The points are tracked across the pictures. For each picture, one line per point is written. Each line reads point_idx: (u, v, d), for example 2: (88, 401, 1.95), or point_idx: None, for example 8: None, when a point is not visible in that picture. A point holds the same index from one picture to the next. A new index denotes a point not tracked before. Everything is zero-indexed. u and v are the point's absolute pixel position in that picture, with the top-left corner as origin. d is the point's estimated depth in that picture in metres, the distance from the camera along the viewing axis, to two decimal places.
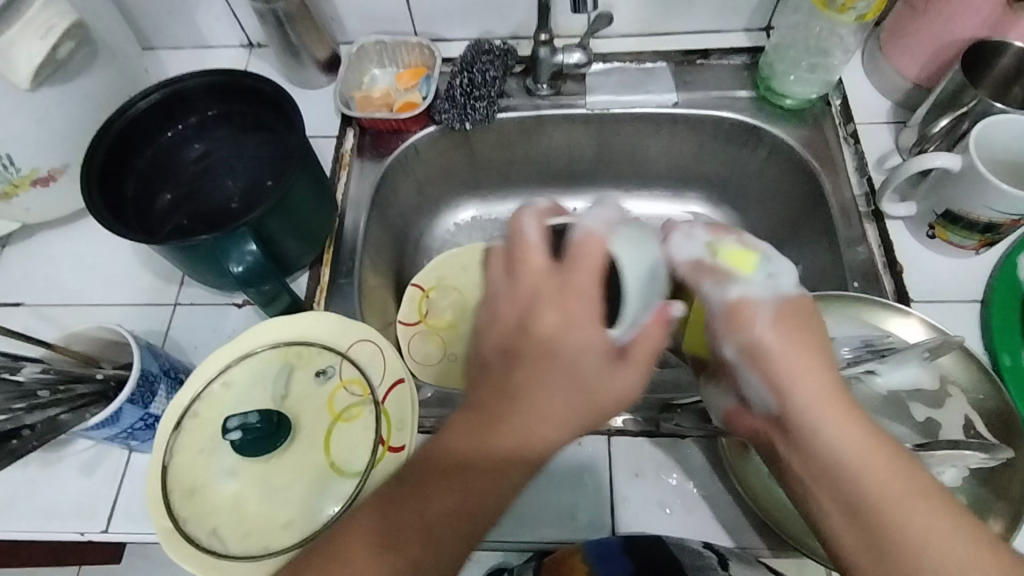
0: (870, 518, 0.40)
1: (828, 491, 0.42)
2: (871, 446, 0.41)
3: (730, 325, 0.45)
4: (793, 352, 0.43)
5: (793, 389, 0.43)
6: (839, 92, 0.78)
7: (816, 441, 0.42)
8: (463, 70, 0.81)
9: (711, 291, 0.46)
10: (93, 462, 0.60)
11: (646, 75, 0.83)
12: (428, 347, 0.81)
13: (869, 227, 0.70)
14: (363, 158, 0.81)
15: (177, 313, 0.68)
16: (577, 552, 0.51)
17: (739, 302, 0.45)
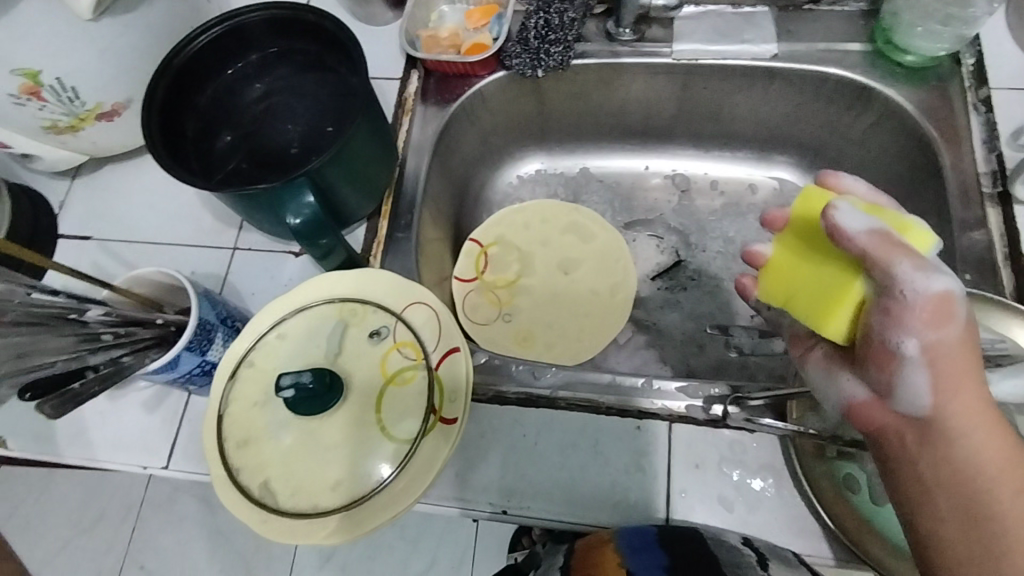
0: (992, 541, 0.36)
1: (949, 500, 0.38)
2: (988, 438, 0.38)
3: (927, 319, 0.38)
4: (963, 363, 0.39)
5: (938, 379, 0.39)
6: (972, 50, 0.68)
7: (954, 450, 0.38)
8: (539, 10, 0.74)
9: (910, 277, 0.37)
10: (152, 401, 0.61)
11: (743, 20, 0.74)
12: (484, 307, 0.80)
13: (991, 211, 0.61)
14: (426, 103, 0.76)
15: (236, 258, 0.67)
16: (611, 542, 0.49)
17: (943, 295, 0.37)
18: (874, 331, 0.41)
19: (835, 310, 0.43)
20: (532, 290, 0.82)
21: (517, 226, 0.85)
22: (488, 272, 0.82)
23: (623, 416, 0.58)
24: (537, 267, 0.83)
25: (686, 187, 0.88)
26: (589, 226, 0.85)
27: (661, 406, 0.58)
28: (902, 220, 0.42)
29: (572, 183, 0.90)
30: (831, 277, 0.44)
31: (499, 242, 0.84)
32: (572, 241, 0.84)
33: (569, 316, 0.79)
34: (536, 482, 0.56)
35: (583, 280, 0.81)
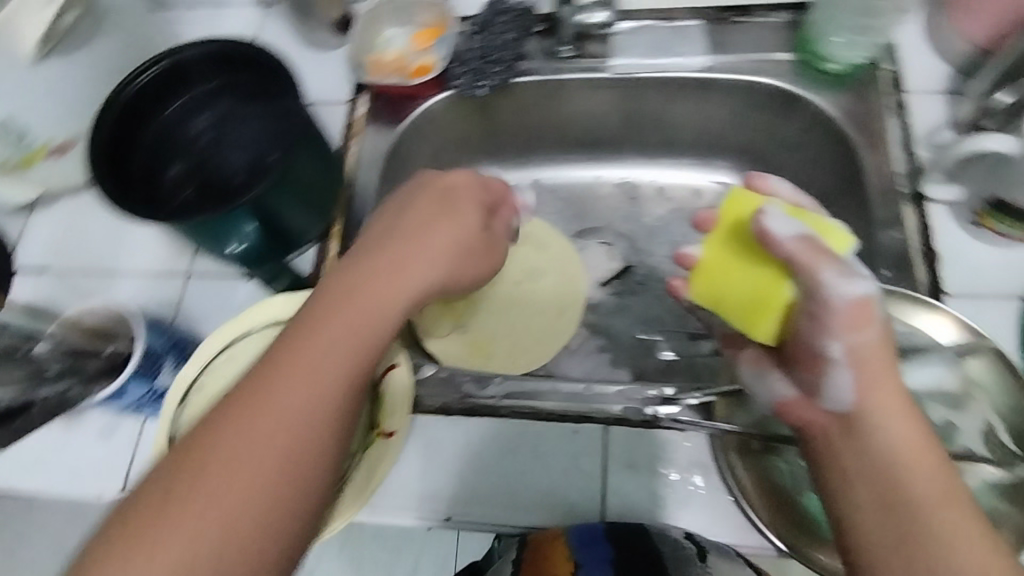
0: (908, 527, 0.38)
1: (865, 486, 0.40)
2: (914, 439, 0.40)
3: (847, 322, 0.43)
4: (879, 362, 0.43)
5: (863, 376, 0.42)
6: (891, 55, 0.70)
7: (876, 442, 0.40)
8: (480, 30, 0.77)
9: (834, 282, 0.43)
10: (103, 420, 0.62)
11: (675, 34, 0.77)
12: (441, 319, 0.81)
13: (907, 211, 0.63)
14: (375, 124, 0.78)
15: (190, 284, 0.69)
16: (560, 536, 0.52)
17: (862, 299, 0.43)
18: (805, 334, 0.46)
19: (766, 313, 0.49)
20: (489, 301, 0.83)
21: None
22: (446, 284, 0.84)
23: (563, 421, 0.60)
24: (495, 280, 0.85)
25: (636, 194, 0.91)
26: (547, 240, 0.87)
27: (598, 410, 0.61)
28: (822, 232, 0.50)
29: (525, 195, 0.93)
30: (759, 276, 0.49)
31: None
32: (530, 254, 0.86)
33: (523, 328, 0.82)
34: (479, 487, 0.58)
35: (538, 293, 0.84)
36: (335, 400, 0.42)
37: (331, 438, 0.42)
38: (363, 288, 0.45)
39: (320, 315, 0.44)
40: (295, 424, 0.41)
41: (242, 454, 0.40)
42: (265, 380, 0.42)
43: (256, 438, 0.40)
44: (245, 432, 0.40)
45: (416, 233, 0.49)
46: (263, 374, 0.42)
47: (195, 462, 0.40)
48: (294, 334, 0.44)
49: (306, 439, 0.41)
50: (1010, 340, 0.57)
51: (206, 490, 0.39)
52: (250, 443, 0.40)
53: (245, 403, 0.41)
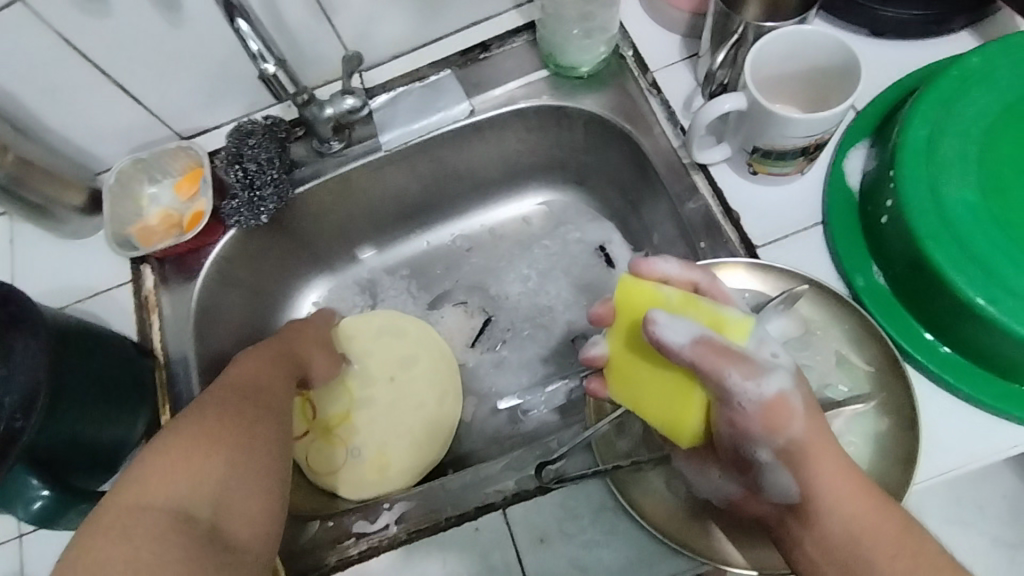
0: None
1: (836, 571, 0.42)
2: (867, 510, 0.42)
3: (764, 423, 0.41)
4: (819, 448, 0.42)
5: (806, 471, 0.42)
6: (628, 41, 0.73)
7: (834, 528, 0.42)
8: (233, 162, 0.72)
9: (740, 387, 0.41)
10: None
11: (432, 90, 0.76)
12: (326, 457, 0.73)
13: (698, 177, 0.66)
14: (170, 287, 0.73)
15: (25, 546, 0.62)
16: None
17: (773, 395, 0.41)
18: (727, 437, 0.44)
19: (684, 415, 0.46)
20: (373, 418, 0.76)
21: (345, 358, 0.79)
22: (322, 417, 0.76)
23: (462, 523, 0.56)
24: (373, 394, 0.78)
25: (470, 244, 0.90)
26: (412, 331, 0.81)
27: (494, 493, 0.58)
28: (720, 311, 0.44)
29: (366, 287, 0.89)
30: (671, 384, 0.46)
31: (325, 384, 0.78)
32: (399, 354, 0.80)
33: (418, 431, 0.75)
34: None
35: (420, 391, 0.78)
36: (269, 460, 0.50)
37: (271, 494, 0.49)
38: (266, 376, 0.57)
39: (223, 403, 0.51)
40: (237, 490, 0.47)
41: (183, 488, 0.45)
42: (211, 434, 0.48)
43: (207, 499, 0.45)
44: (192, 474, 0.45)
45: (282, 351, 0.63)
46: (193, 437, 0.47)
47: (140, 505, 0.43)
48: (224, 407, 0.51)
49: (256, 485, 0.48)
50: (826, 266, 0.59)
51: (148, 528, 0.42)
52: (203, 496, 0.45)
53: (183, 468, 0.46)
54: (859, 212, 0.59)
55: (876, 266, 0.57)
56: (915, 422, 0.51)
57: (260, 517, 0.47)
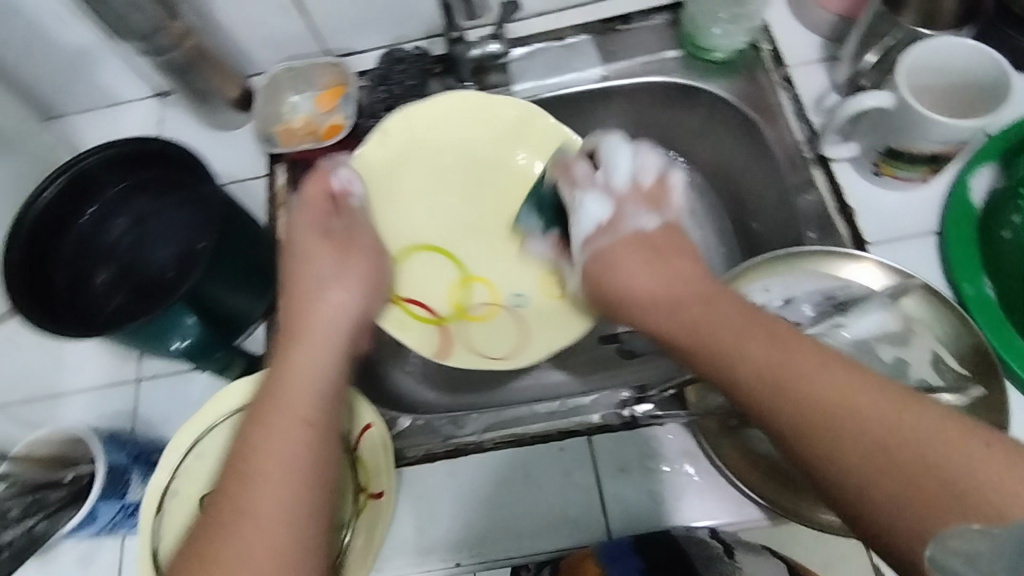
0: (840, 438, 0.38)
1: (791, 425, 0.40)
2: (801, 352, 0.42)
3: (644, 206, 0.56)
4: (712, 318, 0.46)
5: (715, 343, 0.45)
6: (767, 36, 0.76)
7: (749, 376, 0.42)
8: (379, 83, 0.78)
9: (615, 184, 0.58)
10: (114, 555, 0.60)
11: (569, 51, 0.80)
12: (488, 326, 0.70)
13: (816, 172, 0.68)
14: (298, 192, 0.76)
15: (142, 389, 0.67)
16: (590, 555, 0.52)
17: (659, 229, 0.55)
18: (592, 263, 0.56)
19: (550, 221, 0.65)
20: (488, 265, 0.73)
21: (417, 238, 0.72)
22: (453, 298, 0.71)
23: (547, 442, 0.61)
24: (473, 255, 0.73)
25: None
26: (464, 162, 0.72)
27: (579, 422, 0.61)
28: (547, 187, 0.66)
29: None
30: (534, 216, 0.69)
31: (407, 272, 0.70)
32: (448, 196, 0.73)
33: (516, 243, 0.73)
34: (482, 527, 0.58)
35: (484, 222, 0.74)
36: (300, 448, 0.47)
37: (325, 469, 0.48)
38: (302, 349, 0.54)
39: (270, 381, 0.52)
40: (269, 496, 0.45)
41: (265, 507, 0.45)
42: (247, 462, 0.46)
43: (249, 523, 0.44)
44: (267, 482, 0.45)
45: (304, 317, 0.56)
46: (232, 473, 0.46)
47: (209, 559, 0.43)
48: (257, 416, 0.49)
49: (292, 494, 0.45)
50: (936, 272, 0.63)
51: (245, 542, 0.43)
52: (251, 524, 0.44)
53: (230, 509, 0.45)
54: (975, 223, 0.62)
55: (987, 278, 0.60)
56: (1004, 428, 0.54)
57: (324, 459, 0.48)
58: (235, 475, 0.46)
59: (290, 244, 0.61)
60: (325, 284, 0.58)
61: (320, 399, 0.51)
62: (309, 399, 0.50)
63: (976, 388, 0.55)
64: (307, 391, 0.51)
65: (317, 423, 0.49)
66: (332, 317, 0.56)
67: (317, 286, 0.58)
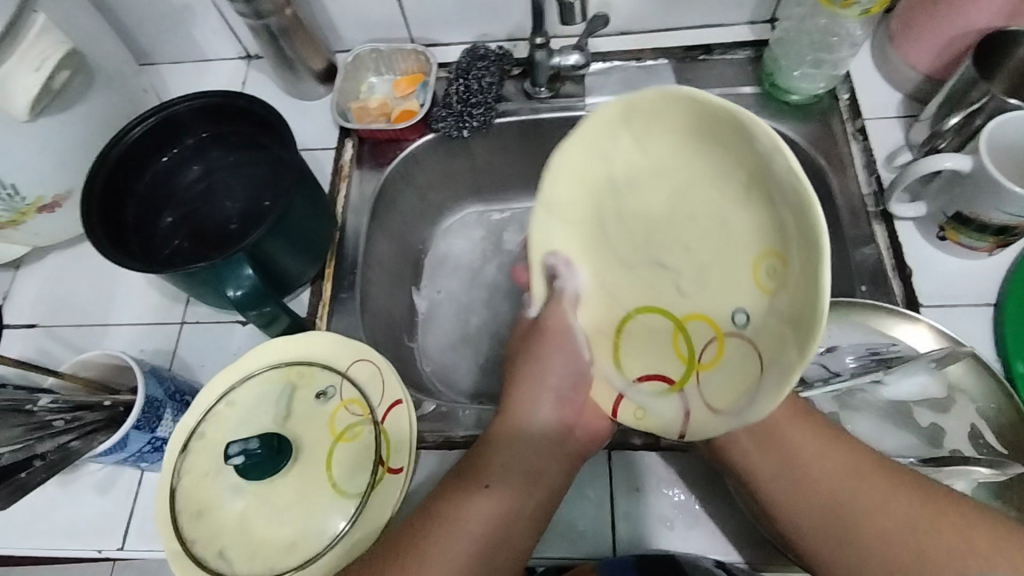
0: (848, 527, 0.48)
1: (812, 511, 0.50)
2: (872, 479, 0.48)
3: None
4: (795, 436, 0.52)
5: (784, 446, 0.52)
6: (847, 85, 0.75)
7: (812, 467, 0.51)
8: (459, 77, 0.79)
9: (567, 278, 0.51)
10: (136, 484, 0.62)
11: (646, 73, 0.81)
12: (724, 367, 0.43)
13: (878, 227, 0.68)
14: (362, 168, 0.80)
15: (184, 332, 0.69)
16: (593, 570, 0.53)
17: None
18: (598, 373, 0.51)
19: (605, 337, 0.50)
20: (681, 281, 0.45)
21: (611, 332, 0.50)
22: (681, 351, 0.46)
23: None
24: (620, 275, 0.49)
25: None
26: (599, 209, 0.48)
27: None
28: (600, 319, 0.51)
29: (502, 227, 0.95)
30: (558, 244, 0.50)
31: (628, 348, 0.49)
32: (577, 183, 0.48)
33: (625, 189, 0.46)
34: None
35: (668, 197, 0.45)
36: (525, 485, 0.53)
37: (525, 498, 0.53)
38: (504, 419, 0.57)
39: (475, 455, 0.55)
40: (460, 529, 0.49)
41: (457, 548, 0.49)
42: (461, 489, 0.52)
43: (455, 525, 0.50)
44: (459, 519, 0.50)
45: (511, 411, 0.58)
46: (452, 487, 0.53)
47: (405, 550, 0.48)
48: (479, 460, 0.54)
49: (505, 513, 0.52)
50: (987, 345, 0.61)
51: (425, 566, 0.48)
52: (453, 540, 0.49)
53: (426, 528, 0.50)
54: None
55: None
56: None
57: (516, 534, 0.51)
58: (465, 482, 0.52)
59: (521, 356, 0.59)
60: (524, 394, 0.58)
61: (537, 439, 0.56)
62: (532, 437, 0.56)
63: (1014, 465, 0.53)
64: (525, 424, 0.57)
65: (529, 470, 0.54)
66: (565, 372, 0.55)
67: (512, 387, 0.59)
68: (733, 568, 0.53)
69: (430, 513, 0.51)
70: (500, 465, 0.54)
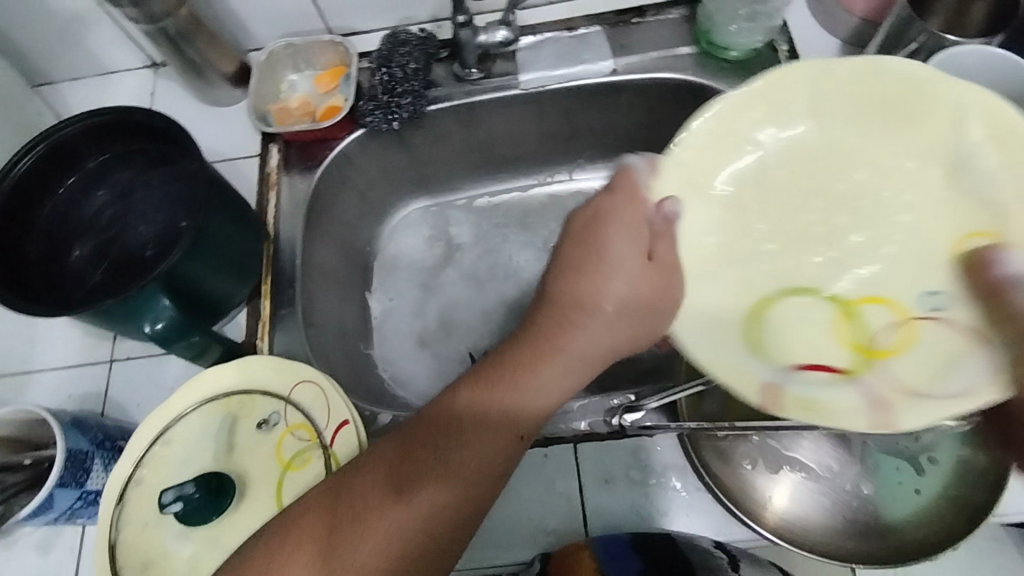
0: None
1: None
2: None
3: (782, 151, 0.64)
4: None
5: None
6: (785, 37, 0.72)
7: None
8: (381, 65, 0.74)
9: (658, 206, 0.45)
10: (79, 540, 0.58)
11: (579, 42, 0.77)
12: (921, 349, 0.42)
13: None
14: (291, 173, 0.75)
15: (114, 371, 0.64)
16: (585, 547, 0.51)
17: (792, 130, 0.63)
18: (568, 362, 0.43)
19: (755, 325, 0.45)
20: (844, 254, 0.46)
21: (745, 318, 0.45)
22: (846, 336, 0.44)
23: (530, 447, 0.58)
24: (750, 267, 0.47)
25: (568, 203, 0.91)
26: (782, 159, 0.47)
27: (564, 428, 0.59)
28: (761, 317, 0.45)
29: (451, 218, 0.92)
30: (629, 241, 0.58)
31: (770, 334, 0.44)
32: (714, 145, 0.46)
33: (821, 158, 0.47)
34: None
35: (866, 170, 0.46)
36: (498, 455, 0.41)
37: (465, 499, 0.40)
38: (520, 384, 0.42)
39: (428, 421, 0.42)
40: (388, 527, 0.38)
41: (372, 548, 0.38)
42: (419, 453, 0.41)
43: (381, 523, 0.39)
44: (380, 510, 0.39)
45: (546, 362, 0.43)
46: (385, 471, 0.40)
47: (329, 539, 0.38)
48: (459, 427, 0.41)
49: (457, 497, 0.40)
50: None
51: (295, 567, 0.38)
52: (376, 537, 0.38)
53: (354, 510, 0.39)
54: None
55: None
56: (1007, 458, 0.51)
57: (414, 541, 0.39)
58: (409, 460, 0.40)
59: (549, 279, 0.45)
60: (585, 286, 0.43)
61: (547, 414, 0.43)
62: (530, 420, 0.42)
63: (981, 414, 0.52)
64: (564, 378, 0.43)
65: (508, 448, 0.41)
66: (599, 339, 0.43)
67: (550, 344, 0.43)
68: (733, 547, 0.52)
69: (359, 486, 0.40)
70: (471, 459, 0.40)
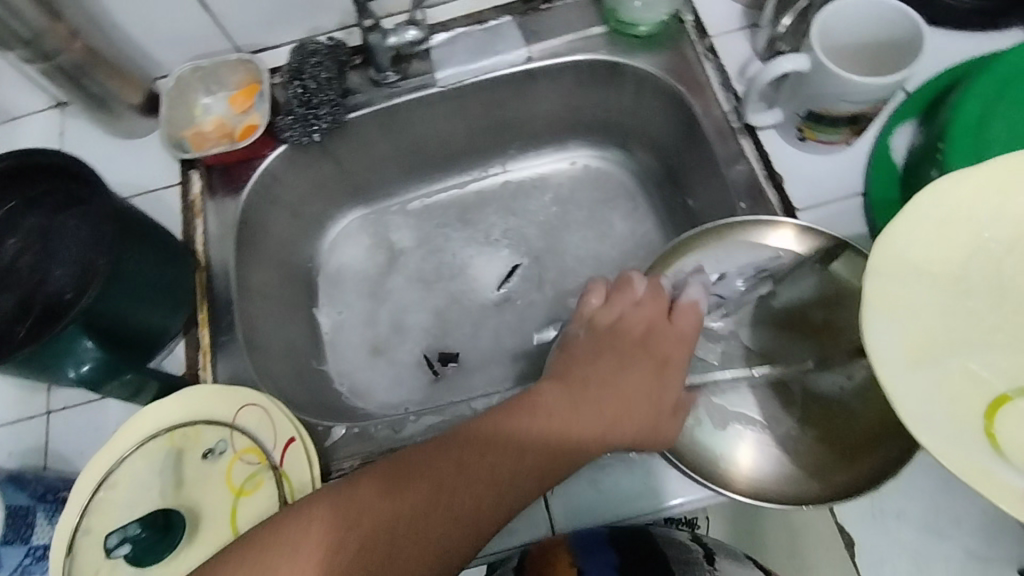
0: None
1: None
2: None
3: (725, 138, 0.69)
4: None
5: None
6: (689, 7, 0.74)
7: None
8: (293, 78, 0.73)
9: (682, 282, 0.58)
10: None
11: (491, 34, 0.78)
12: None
13: (744, 141, 0.67)
14: (216, 198, 0.74)
15: (53, 423, 0.62)
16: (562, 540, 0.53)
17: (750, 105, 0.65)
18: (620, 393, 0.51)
19: (994, 414, 0.34)
20: None
21: (981, 407, 0.34)
22: None
23: None
24: (996, 348, 0.36)
25: (505, 194, 0.91)
26: (958, 263, 0.37)
27: None
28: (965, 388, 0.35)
29: (391, 223, 0.91)
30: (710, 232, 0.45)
31: (1008, 427, 0.33)
32: (933, 228, 0.38)
33: (1012, 278, 0.37)
34: None
35: None
36: (534, 483, 0.46)
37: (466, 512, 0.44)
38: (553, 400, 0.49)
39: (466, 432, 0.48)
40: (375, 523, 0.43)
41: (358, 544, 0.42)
42: (455, 477, 0.45)
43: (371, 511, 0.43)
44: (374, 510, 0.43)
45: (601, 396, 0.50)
46: (386, 477, 0.45)
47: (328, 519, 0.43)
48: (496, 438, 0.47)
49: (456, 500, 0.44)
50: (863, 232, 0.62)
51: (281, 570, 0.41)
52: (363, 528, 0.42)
53: (349, 515, 0.43)
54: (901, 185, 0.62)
55: None
56: None
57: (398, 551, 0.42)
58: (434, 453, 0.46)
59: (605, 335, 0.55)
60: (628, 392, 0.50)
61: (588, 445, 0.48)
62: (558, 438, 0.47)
63: None
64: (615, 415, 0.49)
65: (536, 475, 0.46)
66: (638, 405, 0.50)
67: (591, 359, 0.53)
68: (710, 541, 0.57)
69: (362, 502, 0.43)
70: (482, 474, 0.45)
